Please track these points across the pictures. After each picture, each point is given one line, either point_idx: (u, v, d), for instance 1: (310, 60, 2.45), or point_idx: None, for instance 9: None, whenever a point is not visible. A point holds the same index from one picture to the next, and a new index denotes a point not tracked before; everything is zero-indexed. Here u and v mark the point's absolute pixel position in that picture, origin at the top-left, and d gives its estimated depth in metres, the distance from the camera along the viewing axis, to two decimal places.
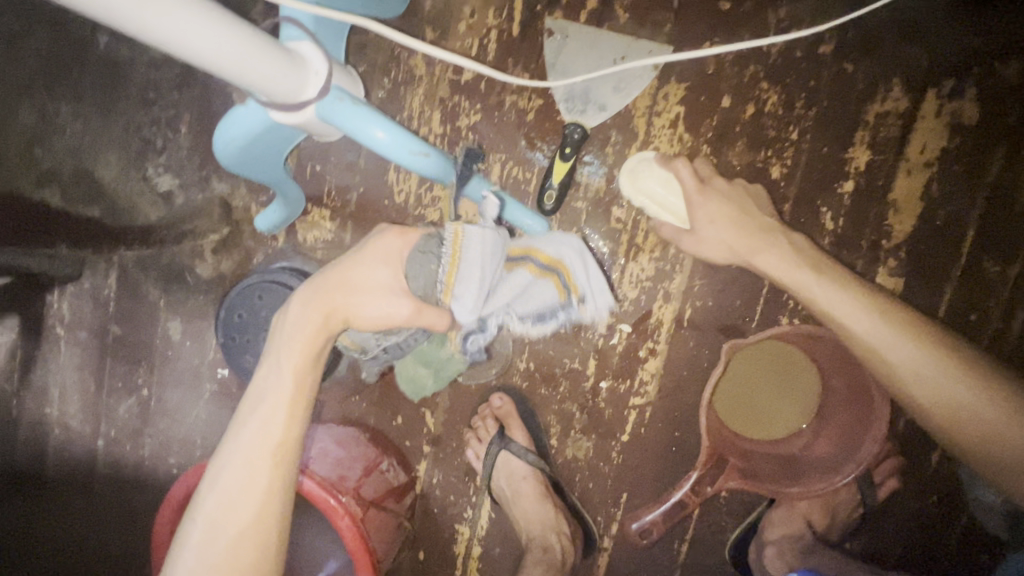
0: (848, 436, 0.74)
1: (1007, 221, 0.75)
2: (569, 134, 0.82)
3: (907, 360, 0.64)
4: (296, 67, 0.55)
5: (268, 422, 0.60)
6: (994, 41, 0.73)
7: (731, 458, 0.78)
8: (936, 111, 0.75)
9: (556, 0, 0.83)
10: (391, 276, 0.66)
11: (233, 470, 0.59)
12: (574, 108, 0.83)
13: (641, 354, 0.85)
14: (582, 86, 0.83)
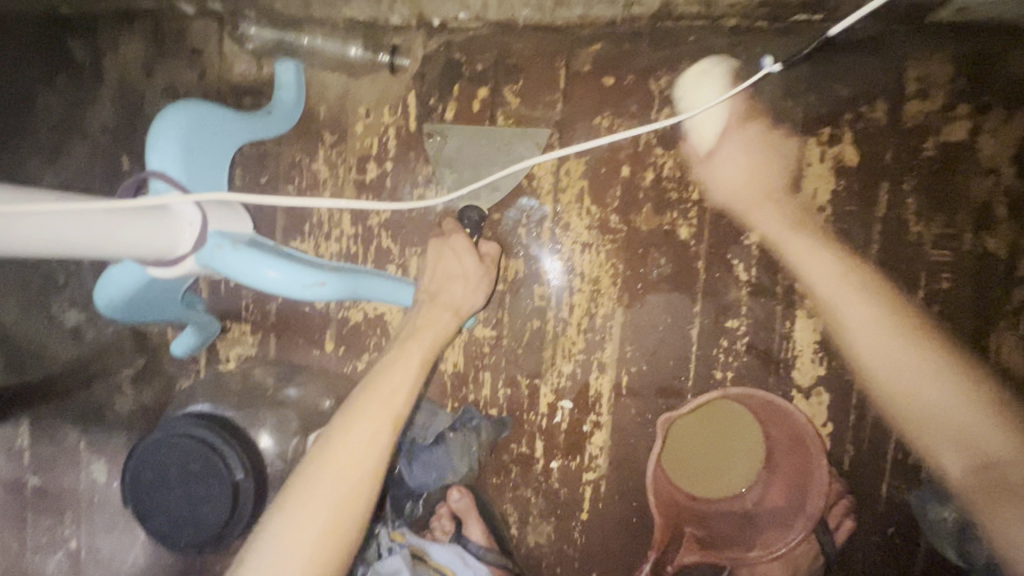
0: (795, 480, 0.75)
1: (905, 251, 0.77)
2: (468, 221, 0.81)
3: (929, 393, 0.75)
4: (170, 226, 0.54)
5: (342, 477, 0.63)
6: (862, 85, 0.77)
7: (686, 531, 0.78)
8: (820, 157, 0.78)
9: (448, 92, 0.84)
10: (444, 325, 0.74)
11: (313, 524, 0.60)
12: (467, 193, 0.84)
13: (586, 428, 0.84)
14: (471, 169, 0.83)
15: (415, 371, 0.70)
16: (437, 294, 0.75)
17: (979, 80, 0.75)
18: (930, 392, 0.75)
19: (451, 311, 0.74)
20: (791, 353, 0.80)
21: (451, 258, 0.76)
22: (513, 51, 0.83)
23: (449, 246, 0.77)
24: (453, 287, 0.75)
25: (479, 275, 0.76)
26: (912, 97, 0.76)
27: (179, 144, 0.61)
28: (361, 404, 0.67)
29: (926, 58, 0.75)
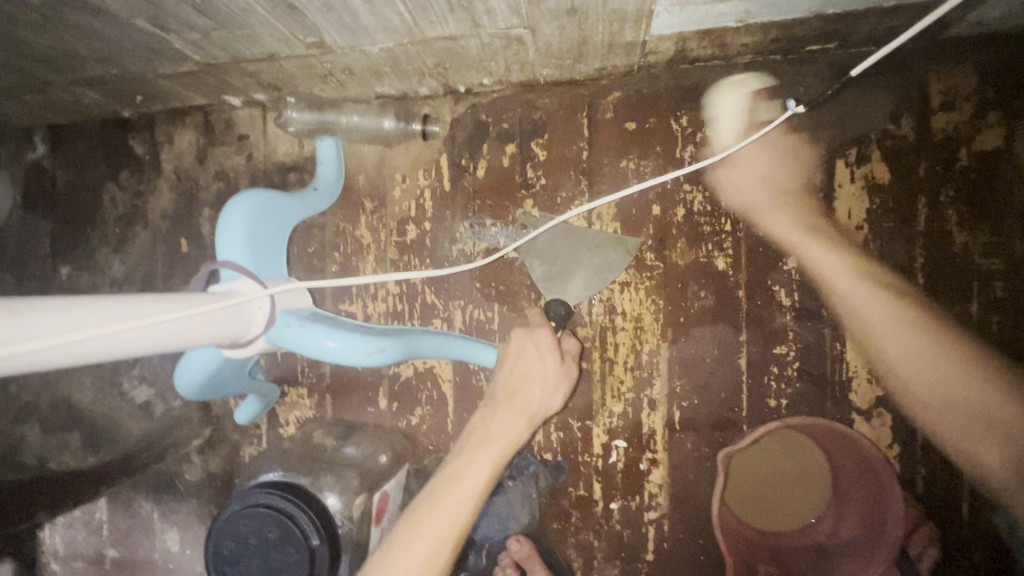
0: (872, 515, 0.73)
1: (952, 263, 0.76)
2: (553, 311, 0.80)
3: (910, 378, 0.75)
4: (244, 311, 0.59)
5: (453, 513, 0.67)
6: (885, 104, 0.78)
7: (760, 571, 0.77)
8: (851, 178, 0.79)
9: (478, 151, 0.89)
10: (539, 392, 0.74)
11: (416, 555, 0.64)
12: (555, 288, 0.85)
13: (643, 467, 0.84)
14: (556, 267, 0.85)
15: (520, 430, 0.72)
16: (513, 395, 0.73)
17: (1006, 88, 0.75)
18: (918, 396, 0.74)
19: (526, 415, 0.73)
20: (846, 376, 0.79)
21: (528, 365, 0.75)
22: (537, 106, 0.87)
23: (532, 340, 0.77)
24: (529, 389, 0.74)
25: (560, 374, 0.75)
26: (938, 111, 0.76)
27: (246, 231, 0.65)
28: (480, 447, 0.71)
29: (947, 71, 0.76)
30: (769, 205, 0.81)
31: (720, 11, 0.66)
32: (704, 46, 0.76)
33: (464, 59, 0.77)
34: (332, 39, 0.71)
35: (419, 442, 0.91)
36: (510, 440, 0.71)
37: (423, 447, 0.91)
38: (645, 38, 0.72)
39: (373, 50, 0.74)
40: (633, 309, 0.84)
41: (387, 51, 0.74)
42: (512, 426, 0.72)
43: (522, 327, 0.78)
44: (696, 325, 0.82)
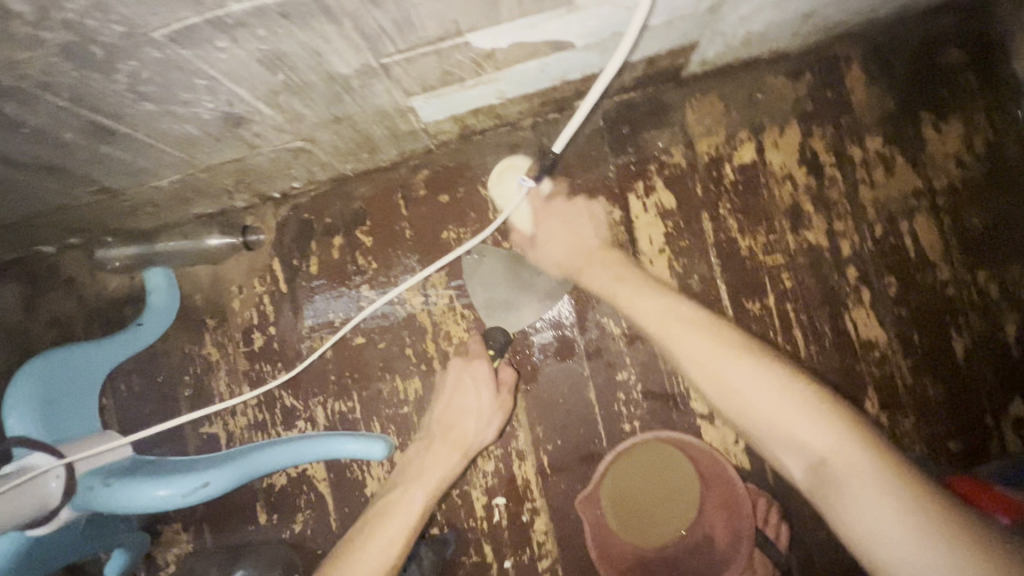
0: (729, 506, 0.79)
1: (744, 265, 0.85)
2: (495, 338, 0.82)
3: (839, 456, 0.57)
4: (29, 485, 0.59)
5: (388, 547, 0.70)
6: (655, 140, 0.87)
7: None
8: (644, 209, 0.86)
9: (307, 249, 0.91)
10: (474, 422, 0.80)
11: None
12: (496, 315, 0.87)
13: (526, 518, 0.85)
14: (498, 294, 0.87)
15: (454, 462, 0.79)
16: (449, 429, 0.80)
17: (746, 109, 0.86)
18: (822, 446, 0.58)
19: (460, 449, 0.79)
20: (683, 388, 0.85)
21: (464, 398, 0.81)
22: (354, 197, 0.91)
23: (468, 372, 0.82)
24: (463, 421, 0.80)
25: (494, 407, 0.81)
26: (700, 137, 0.86)
27: (36, 397, 0.70)
28: (416, 478, 0.77)
29: (698, 103, 0.86)
30: (591, 257, 0.81)
31: (474, 94, 0.73)
32: (482, 120, 0.82)
33: (261, 172, 0.80)
34: (113, 183, 0.71)
35: (307, 550, 0.88)
36: (444, 473, 0.78)
37: (311, 555, 0.88)
38: (421, 125, 0.78)
39: (163, 183, 0.75)
40: None
41: (177, 181, 0.76)
42: (447, 455, 0.79)
43: (461, 358, 0.84)
44: (543, 370, 0.86)
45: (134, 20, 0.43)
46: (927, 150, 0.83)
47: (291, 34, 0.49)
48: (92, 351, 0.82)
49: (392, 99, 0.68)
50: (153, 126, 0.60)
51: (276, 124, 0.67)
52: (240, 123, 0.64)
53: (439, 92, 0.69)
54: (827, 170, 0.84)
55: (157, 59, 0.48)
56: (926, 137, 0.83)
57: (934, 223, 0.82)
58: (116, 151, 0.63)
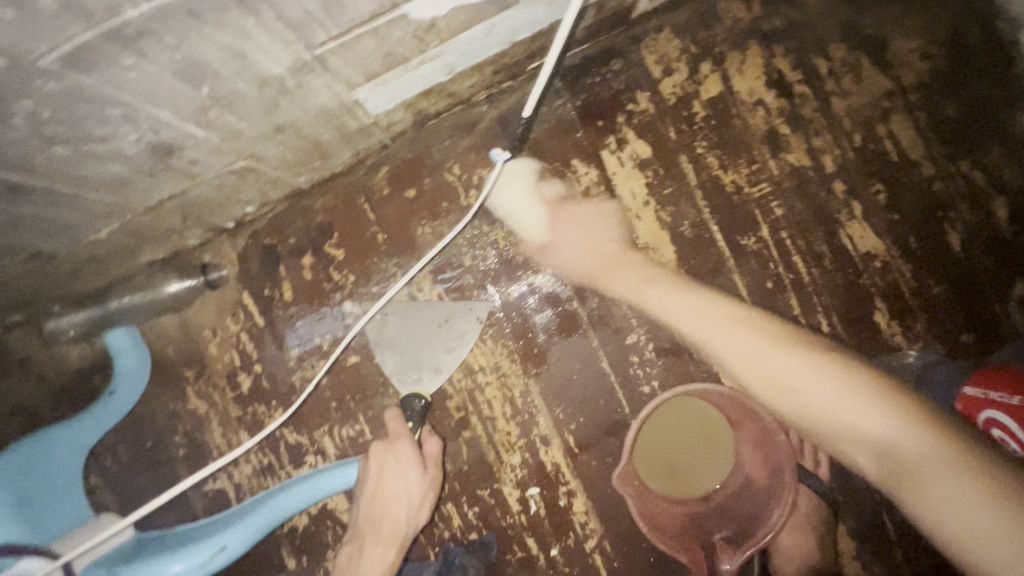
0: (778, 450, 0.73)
1: (732, 200, 0.82)
2: (412, 406, 0.77)
3: (857, 420, 0.65)
4: None
5: None
6: (619, 90, 0.82)
7: (715, 537, 0.77)
8: (620, 163, 0.83)
9: (276, 275, 0.84)
10: (406, 508, 0.74)
11: None
12: (409, 378, 0.81)
13: (564, 503, 0.83)
14: (407, 356, 0.82)
15: (392, 559, 0.73)
16: (379, 525, 0.74)
17: (703, 40, 0.82)
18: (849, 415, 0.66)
19: (395, 542, 0.74)
20: (695, 338, 0.82)
21: (389, 485, 0.74)
22: (315, 210, 0.84)
23: (392, 455, 0.75)
24: (394, 510, 0.74)
25: (424, 487, 0.75)
26: (663, 77, 0.82)
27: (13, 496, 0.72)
28: None
29: (654, 43, 0.82)
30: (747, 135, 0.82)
31: (422, 74, 0.67)
32: (433, 102, 0.76)
33: (208, 203, 0.73)
34: (44, 244, 0.64)
35: None
36: (382, 574, 0.73)
37: None
38: (372, 118, 0.72)
39: (100, 236, 0.68)
40: (488, 361, 0.83)
41: (117, 229, 0.68)
42: (380, 556, 0.73)
43: (380, 442, 0.76)
44: (550, 350, 0.83)
45: (14, 48, 0.36)
46: (891, 48, 0.81)
47: (206, 37, 0.43)
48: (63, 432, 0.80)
49: (335, 95, 0.62)
50: (72, 173, 0.53)
51: (211, 147, 0.60)
52: (171, 151, 0.57)
53: (384, 78, 0.63)
54: (797, 87, 0.82)
55: (56, 92, 0.42)
56: (886, 35, 0.81)
57: (909, 121, 0.81)
58: (37, 208, 0.56)
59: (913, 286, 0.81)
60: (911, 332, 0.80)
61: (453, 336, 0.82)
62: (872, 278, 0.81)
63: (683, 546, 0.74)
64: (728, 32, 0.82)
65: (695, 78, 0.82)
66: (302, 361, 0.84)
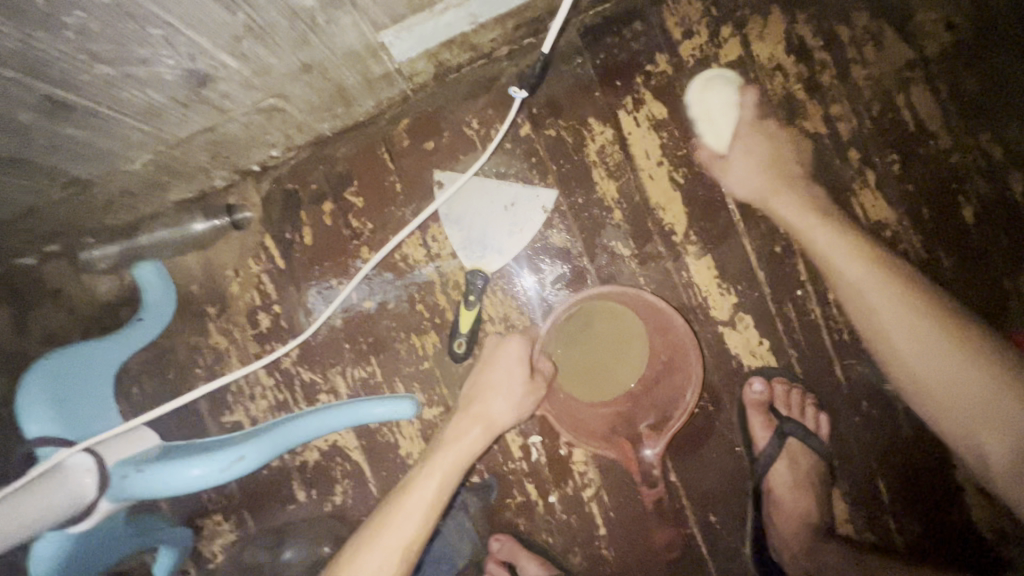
0: (681, 344, 0.75)
1: (746, 164, 0.83)
2: (471, 282, 0.83)
3: (950, 370, 0.73)
4: (53, 481, 0.62)
5: (422, 500, 0.73)
6: (639, 50, 0.84)
7: (642, 426, 0.80)
8: (636, 123, 0.84)
9: (297, 220, 0.88)
10: (506, 395, 0.77)
11: (394, 536, 0.71)
12: (473, 254, 0.85)
13: (564, 452, 0.85)
14: (473, 232, 0.85)
15: (479, 437, 0.77)
16: (474, 403, 0.78)
17: (724, 3, 0.83)
18: (952, 372, 0.73)
19: (482, 424, 0.77)
20: (701, 299, 0.83)
21: (505, 371, 0.78)
22: (336, 158, 0.87)
23: (503, 351, 0.79)
24: (490, 400, 0.78)
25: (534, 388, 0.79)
26: (682, 40, 0.83)
27: (50, 394, 0.71)
28: (439, 449, 0.77)
29: (675, 6, 0.83)
30: (764, 101, 0.83)
31: (446, 20, 0.69)
32: (455, 53, 0.78)
33: (236, 142, 0.76)
34: (83, 170, 0.68)
35: (352, 518, 0.87)
36: (471, 447, 0.76)
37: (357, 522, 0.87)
38: (395, 65, 0.74)
39: (135, 167, 0.71)
40: (497, 311, 0.86)
41: (151, 161, 0.72)
42: (478, 436, 0.77)
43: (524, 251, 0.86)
44: (554, 303, 0.85)
45: None
46: (914, 18, 0.81)
47: None
48: (98, 349, 0.81)
49: (361, 36, 0.64)
50: (113, 95, 0.56)
51: (241, 81, 0.63)
52: (205, 82, 0.60)
53: (409, 22, 0.66)
54: (817, 54, 0.82)
55: (105, 6, 0.45)
56: (911, 4, 0.81)
57: (929, 92, 0.81)
58: (79, 131, 0.60)
59: (922, 258, 0.81)
60: None
61: (515, 221, 0.85)
62: (881, 247, 0.82)
63: (607, 443, 0.77)
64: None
65: (715, 43, 0.83)
66: (320, 302, 0.88)
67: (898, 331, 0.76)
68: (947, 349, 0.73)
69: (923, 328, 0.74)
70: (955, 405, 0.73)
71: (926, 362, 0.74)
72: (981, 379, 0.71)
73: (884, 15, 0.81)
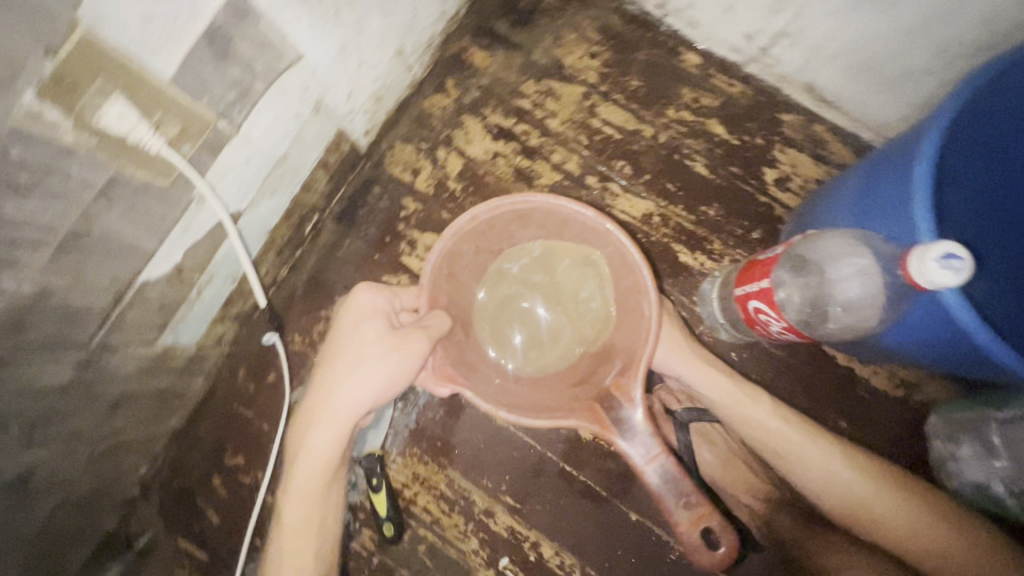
0: (621, 261, 0.66)
1: None
2: (370, 469, 0.86)
3: (855, 491, 0.74)
4: None
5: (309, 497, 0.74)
6: (387, 206, 0.95)
7: (607, 380, 0.64)
8: (420, 259, 0.94)
9: (197, 508, 0.91)
10: (363, 373, 0.68)
11: (291, 539, 0.74)
12: None
13: (534, 556, 0.88)
14: None
15: (341, 434, 0.71)
16: (327, 394, 0.70)
17: (428, 135, 0.97)
18: (855, 490, 0.74)
19: (346, 416, 0.70)
20: None
21: (359, 343, 0.69)
22: (202, 436, 0.92)
23: (364, 300, 0.71)
24: (342, 371, 0.69)
25: (402, 347, 0.66)
26: (415, 178, 0.96)
27: None
28: (304, 457, 0.72)
29: (393, 158, 0.96)
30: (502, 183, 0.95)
31: (209, 296, 0.78)
32: (242, 302, 0.87)
33: (99, 489, 0.80)
34: None
35: None
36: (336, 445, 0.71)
37: None
38: (194, 346, 0.82)
39: None
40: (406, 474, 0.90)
41: None
42: (347, 412, 0.70)
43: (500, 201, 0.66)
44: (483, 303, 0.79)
45: None
46: (566, 63, 0.97)
47: None
48: None
49: (141, 356, 0.72)
50: None
51: (62, 458, 0.68)
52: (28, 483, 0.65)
53: (176, 319, 0.74)
54: (517, 128, 0.96)
55: None
56: (558, 56, 0.98)
57: (612, 105, 0.96)
58: None
59: (692, 220, 0.93)
60: (713, 255, 0.92)
61: None
62: (658, 231, 0.93)
63: (568, 411, 0.62)
64: (442, 119, 0.97)
65: (439, 166, 0.96)
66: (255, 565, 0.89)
67: (800, 449, 0.75)
68: (852, 474, 0.74)
69: (818, 451, 0.75)
70: (861, 518, 0.74)
71: (825, 472, 0.74)
72: (866, 501, 0.73)
73: (544, 75, 0.97)
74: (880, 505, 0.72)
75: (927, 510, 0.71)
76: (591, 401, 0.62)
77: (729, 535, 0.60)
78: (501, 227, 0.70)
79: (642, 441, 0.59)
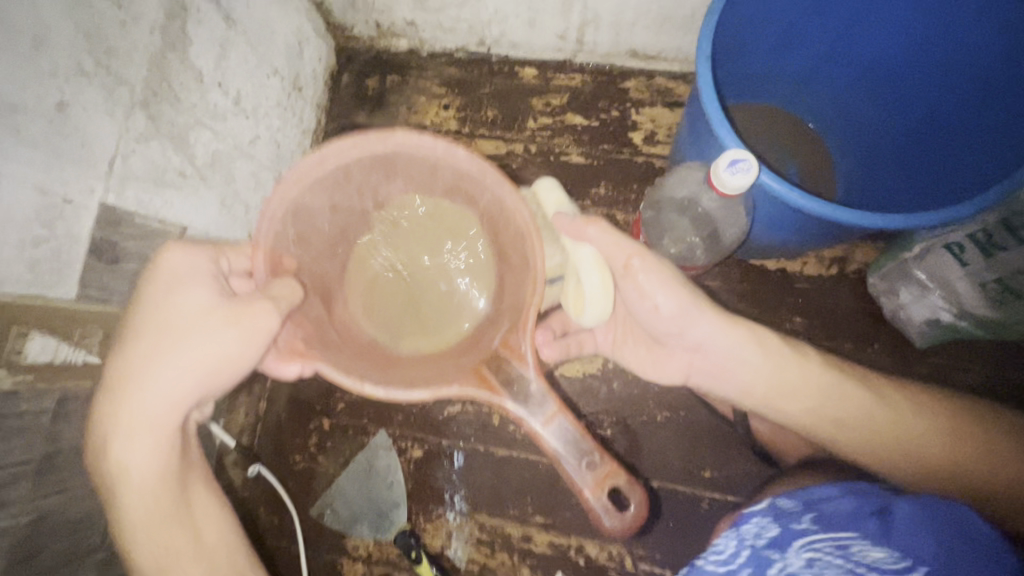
0: (500, 210, 0.59)
1: None
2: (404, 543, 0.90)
3: (872, 415, 0.68)
4: None
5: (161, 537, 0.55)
6: None
7: (494, 343, 0.58)
8: None
9: None
10: (185, 351, 0.51)
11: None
12: (385, 526, 0.95)
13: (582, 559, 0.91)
14: (369, 516, 0.95)
15: (171, 439, 0.53)
16: (128, 385, 0.51)
17: None
18: (879, 417, 0.68)
19: (172, 416, 0.52)
20: None
21: (176, 314, 0.51)
22: None
23: (177, 264, 0.54)
24: (144, 349, 0.51)
25: (235, 312, 0.51)
26: None
27: None
28: (125, 478, 0.52)
29: None
30: None
31: None
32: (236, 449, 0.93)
33: None
34: None
35: None
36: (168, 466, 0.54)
37: None
38: None
39: None
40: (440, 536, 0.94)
41: None
42: (162, 403, 0.51)
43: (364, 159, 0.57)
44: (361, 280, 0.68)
45: None
46: (427, 123, 1.07)
47: None
48: None
49: None
50: None
51: None
52: None
53: None
54: None
55: None
56: (418, 121, 1.07)
57: (480, 140, 1.05)
58: None
59: (589, 204, 1.00)
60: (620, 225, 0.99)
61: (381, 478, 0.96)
62: None
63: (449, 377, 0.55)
64: None
65: None
66: None
67: (806, 379, 0.69)
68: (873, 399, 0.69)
69: (830, 381, 0.69)
70: (881, 445, 0.68)
71: (829, 397, 0.69)
72: (885, 424, 0.68)
73: None
74: (897, 426, 0.67)
75: (948, 424, 0.67)
76: (477, 363, 0.57)
77: (639, 493, 0.54)
78: (361, 180, 0.60)
79: (539, 398, 0.54)
